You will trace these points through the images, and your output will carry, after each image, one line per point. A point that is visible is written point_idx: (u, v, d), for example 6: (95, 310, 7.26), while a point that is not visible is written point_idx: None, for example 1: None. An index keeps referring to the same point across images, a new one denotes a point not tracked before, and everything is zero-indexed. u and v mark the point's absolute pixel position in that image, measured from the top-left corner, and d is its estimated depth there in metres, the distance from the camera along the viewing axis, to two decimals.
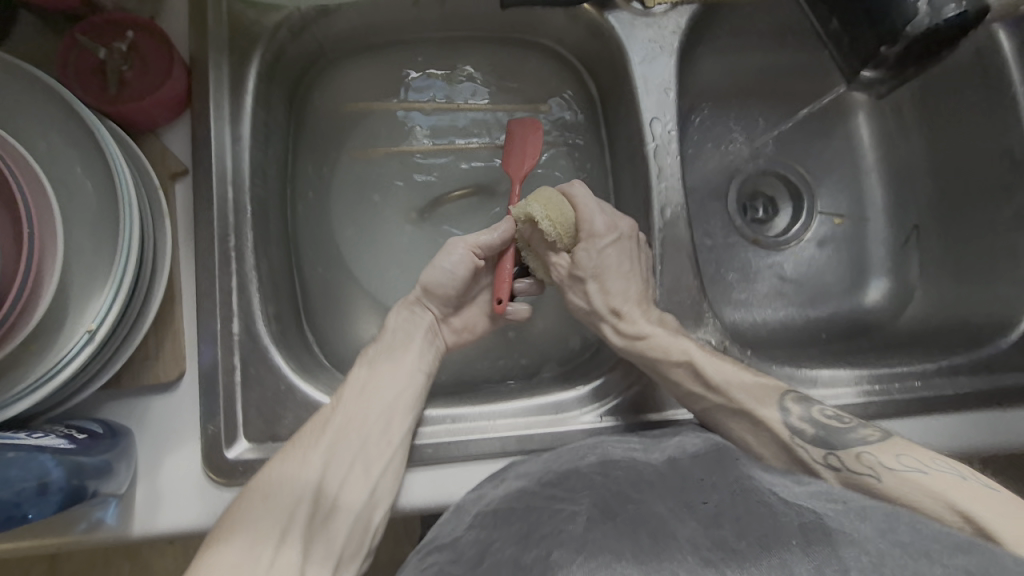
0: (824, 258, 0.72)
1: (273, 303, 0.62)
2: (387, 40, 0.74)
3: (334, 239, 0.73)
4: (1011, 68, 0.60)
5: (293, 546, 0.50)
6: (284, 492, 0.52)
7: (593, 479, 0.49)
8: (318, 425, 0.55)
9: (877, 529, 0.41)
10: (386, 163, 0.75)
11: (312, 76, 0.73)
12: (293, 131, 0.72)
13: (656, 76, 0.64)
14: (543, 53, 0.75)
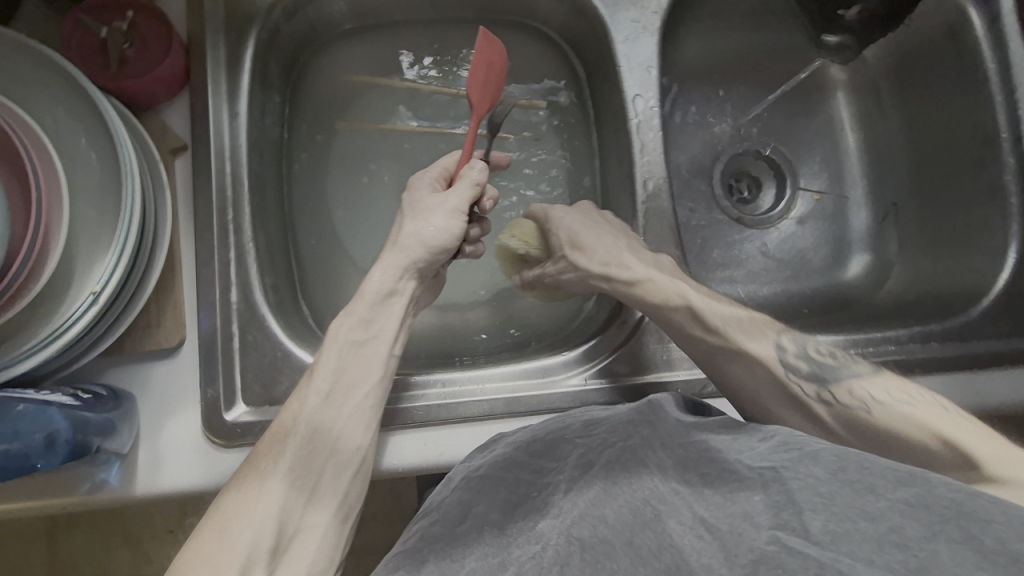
0: (809, 233, 0.74)
1: (269, 275, 0.65)
2: (377, 21, 0.77)
3: (329, 216, 0.75)
4: (984, 48, 0.60)
5: (263, 555, 0.46)
6: (247, 520, 0.47)
7: (576, 442, 0.49)
8: (279, 438, 0.51)
9: (829, 471, 0.41)
10: (380, 141, 0.78)
11: (306, 57, 0.76)
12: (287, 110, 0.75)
13: (639, 54, 0.66)
14: (532, 34, 0.76)
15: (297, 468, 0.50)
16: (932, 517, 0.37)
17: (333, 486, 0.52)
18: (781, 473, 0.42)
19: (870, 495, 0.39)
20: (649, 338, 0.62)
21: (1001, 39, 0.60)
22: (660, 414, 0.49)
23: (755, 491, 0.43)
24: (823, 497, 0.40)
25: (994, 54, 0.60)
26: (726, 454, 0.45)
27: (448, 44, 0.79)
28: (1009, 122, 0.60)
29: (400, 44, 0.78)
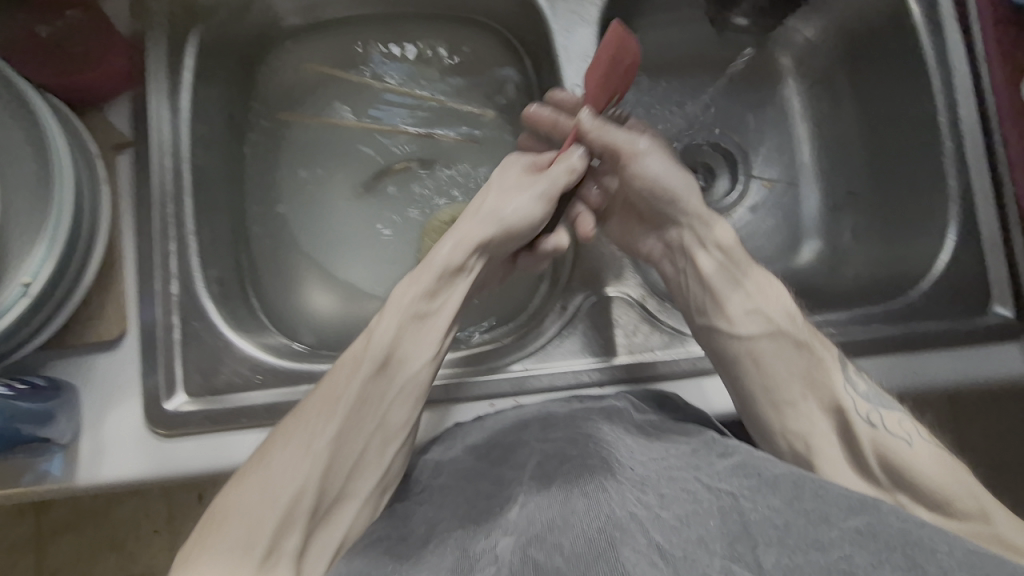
0: (762, 220, 0.73)
1: (214, 268, 0.64)
2: (335, 19, 0.76)
3: (278, 215, 0.73)
4: (921, 34, 0.64)
5: (294, 538, 0.43)
6: (289, 482, 0.44)
7: (532, 445, 0.50)
8: (327, 404, 0.48)
9: (785, 499, 0.42)
10: (333, 144, 0.76)
11: (258, 59, 0.73)
12: (240, 114, 0.72)
13: (576, 44, 0.66)
14: (485, 31, 0.76)
15: (343, 439, 0.47)
16: (878, 548, 0.39)
17: (376, 456, 0.49)
18: (739, 505, 0.43)
19: (824, 524, 0.41)
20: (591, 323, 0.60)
21: (937, 24, 0.63)
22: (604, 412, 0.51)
23: (713, 517, 0.43)
24: (777, 528, 0.41)
25: (931, 40, 0.63)
26: (685, 470, 0.46)
27: (404, 40, 0.77)
28: (946, 106, 0.63)
29: (362, 40, 0.77)
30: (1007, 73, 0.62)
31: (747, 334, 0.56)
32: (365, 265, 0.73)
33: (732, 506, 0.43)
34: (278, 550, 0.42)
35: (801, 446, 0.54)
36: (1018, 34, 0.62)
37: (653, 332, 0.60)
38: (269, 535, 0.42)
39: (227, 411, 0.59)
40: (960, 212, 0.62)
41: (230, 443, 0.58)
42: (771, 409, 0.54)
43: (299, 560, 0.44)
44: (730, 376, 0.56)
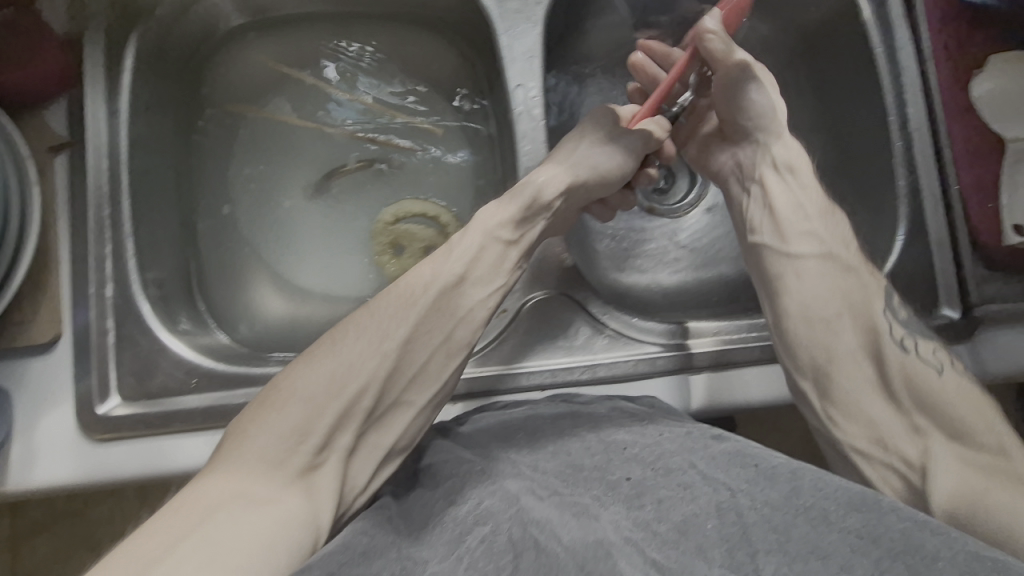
0: (718, 222, 0.72)
1: (155, 270, 0.62)
2: (284, 18, 0.74)
3: (222, 215, 0.71)
4: (873, 31, 0.63)
5: (347, 432, 0.44)
6: (355, 373, 0.45)
7: (516, 437, 0.48)
8: (404, 303, 0.49)
9: (782, 494, 0.40)
10: (282, 148, 0.74)
11: (202, 59, 0.72)
12: (187, 117, 0.71)
13: (521, 44, 0.62)
14: (433, 32, 0.74)
15: (411, 343, 0.48)
16: (879, 553, 0.36)
17: (438, 368, 0.49)
18: (738, 504, 0.40)
19: (824, 525, 0.38)
20: (525, 329, 0.58)
21: (889, 24, 0.63)
22: (592, 411, 0.50)
23: (709, 513, 0.40)
24: (776, 525, 0.38)
25: (881, 39, 0.63)
26: (681, 454, 0.44)
27: (356, 39, 0.75)
28: (895, 106, 0.62)
29: (310, 41, 0.75)
30: (954, 72, 0.62)
31: (796, 253, 0.55)
32: (318, 265, 0.72)
33: (730, 504, 0.40)
34: (330, 447, 0.43)
35: (823, 358, 0.51)
36: (970, 32, 0.62)
37: (596, 336, 0.57)
38: (326, 428, 0.43)
39: (163, 414, 0.56)
40: (909, 213, 0.60)
41: (168, 446, 0.56)
42: (808, 326, 0.52)
43: (345, 457, 0.44)
44: (770, 292, 0.55)
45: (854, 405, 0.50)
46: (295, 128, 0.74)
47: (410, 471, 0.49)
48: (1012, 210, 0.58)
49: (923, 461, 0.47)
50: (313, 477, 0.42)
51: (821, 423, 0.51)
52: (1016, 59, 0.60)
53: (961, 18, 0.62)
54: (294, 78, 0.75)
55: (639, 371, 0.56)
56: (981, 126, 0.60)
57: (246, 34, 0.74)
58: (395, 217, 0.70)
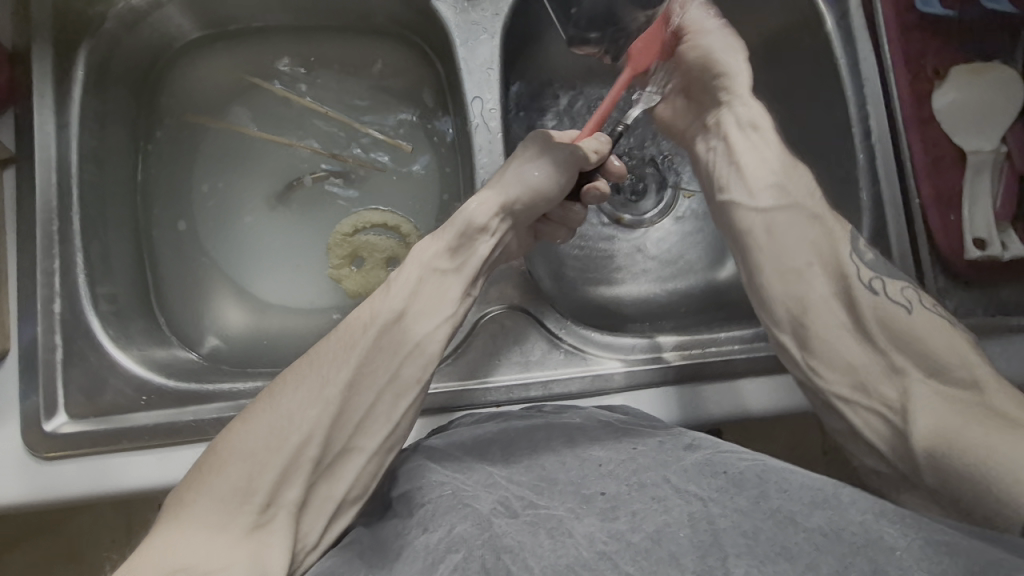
0: (684, 234, 0.73)
1: (108, 284, 0.61)
2: (242, 29, 0.72)
3: (175, 234, 0.70)
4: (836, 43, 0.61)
5: (294, 484, 0.43)
6: (295, 427, 0.44)
7: (490, 451, 0.48)
8: (346, 346, 0.48)
9: (752, 498, 0.41)
10: (243, 163, 0.73)
11: (158, 73, 0.71)
12: (142, 133, 0.70)
13: (477, 56, 0.63)
14: (395, 42, 0.73)
15: (356, 385, 0.47)
16: (841, 549, 0.37)
17: (387, 411, 0.48)
18: (709, 512, 0.40)
19: (792, 526, 0.38)
20: (483, 343, 0.57)
21: (850, 35, 0.61)
22: (578, 425, 0.49)
23: (682, 522, 0.40)
24: (743, 528, 0.39)
25: (846, 50, 0.61)
26: (655, 474, 0.44)
27: (317, 50, 0.74)
28: (858, 117, 0.61)
29: (272, 51, 0.73)
30: (915, 84, 0.60)
31: (765, 207, 0.55)
32: (283, 279, 0.71)
33: (703, 513, 0.40)
34: (278, 501, 0.42)
35: (797, 307, 0.52)
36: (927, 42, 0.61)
37: (553, 352, 0.57)
38: (269, 484, 0.42)
39: (113, 431, 0.56)
40: (871, 225, 0.59)
41: (115, 465, 0.55)
42: (781, 279, 0.53)
43: (297, 508, 0.43)
44: (744, 250, 0.56)
45: (830, 353, 0.50)
46: (257, 142, 0.73)
47: (385, 503, 0.48)
48: (974, 221, 0.58)
49: (902, 401, 0.48)
50: (260, 535, 0.41)
51: (802, 372, 0.51)
52: (976, 70, 0.60)
53: (922, 29, 0.61)
54: (252, 90, 0.74)
55: (597, 387, 0.56)
56: (942, 138, 0.60)
57: (205, 45, 0.72)
58: (354, 228, 0.70)
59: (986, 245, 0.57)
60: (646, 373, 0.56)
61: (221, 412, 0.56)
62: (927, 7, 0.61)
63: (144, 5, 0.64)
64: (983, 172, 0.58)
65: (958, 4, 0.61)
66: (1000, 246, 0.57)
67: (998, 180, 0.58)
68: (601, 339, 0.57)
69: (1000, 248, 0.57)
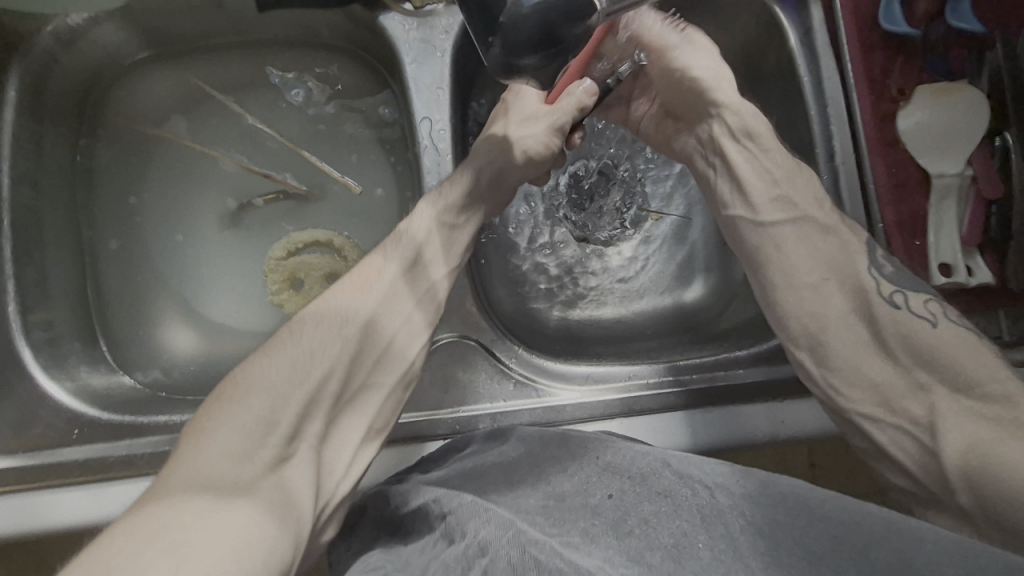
0: (653, 253, 0.69)
1: (43, 311, 0.58)
2: (185, 46, 0.69)
3: (112, 258, 0.66)
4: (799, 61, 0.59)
5: (316, 419, 0.42)
6: (316, 363, 0.43)
7: (491, 470, 0.46)
8: (359, 292, 0.47)
9: (758, 484, 0.41)
10: (190, 186, 0.69)
11: (99, 92, 0.67)
12: (84, 154, 0.66)
13: (426, 74, 0.60)
14: (347, 59, 0.69)
15: (375, 326, 0.46)
16: (863, 538, 0.37)
17: (402, 352, 0.48)
18: (719, 507, 0.40)
19: (806, 514, 0.39)
20: (437, 370, 0.56)
21: (813, 52, 0.58)
22: (582, 438, 0.47)
23: (696, 526, 0.39)
24: (757, 525, 0.39)
25: (809, 69, 0.58)
26: (653, 455, 0.44)
27: (266, 66, 0.70)
28: (822, 137, 0.58)
29: (214, 69, 0.70)
30: (878, 105, 0.58)
31: (770, 222, 0.53)
32: (229, 298, 0.67)
33: (712, 508, 0.40)
34: (302, 433, 0.40)
35: (815, 326, 0.50)
36: (888, 62, 0.58)
37: (504, 381, 0.56)
38: (295, 415, 0.40)
39: (41, 466, 0.54)
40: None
41: (41, 502, 0.51)
42: (798, 294, 0.51)
43: (318, 445, 0.41)
44: (755, 264, 0.54)
45: (852, 370, 0.49)
46: (208, 161, 0.70)
47: (396, 525, 0.44)
48: (939, 249, 0.55)
49: (931, 419, 0.46)
50: (288, 466, 0.38)
51: (823, 392, 0.50)
52: (942, 92, 0.57)
53: (885, 47, 0.58)
54: (198, 109, 0.70)
55: (548, 420, 0.54)
56: (906, 161, 0.57)
57: (151, 63, 0.69)
58: (290, 251, 0.67)
59: (952, 271, 0.55)
60: (598, 405, 0.54)
61: (154, 448, 0.53)
62: (891, 24, 0.58)
63: (82, 22, 0.61)
64: (949, 197, 0.56)
65: (924, 20, 0.58)
66: (966, 273, 0.55)
67: (963, 205, 0.56)
68: (554, 368, 0.56)
69: (966, 275, 0.55)
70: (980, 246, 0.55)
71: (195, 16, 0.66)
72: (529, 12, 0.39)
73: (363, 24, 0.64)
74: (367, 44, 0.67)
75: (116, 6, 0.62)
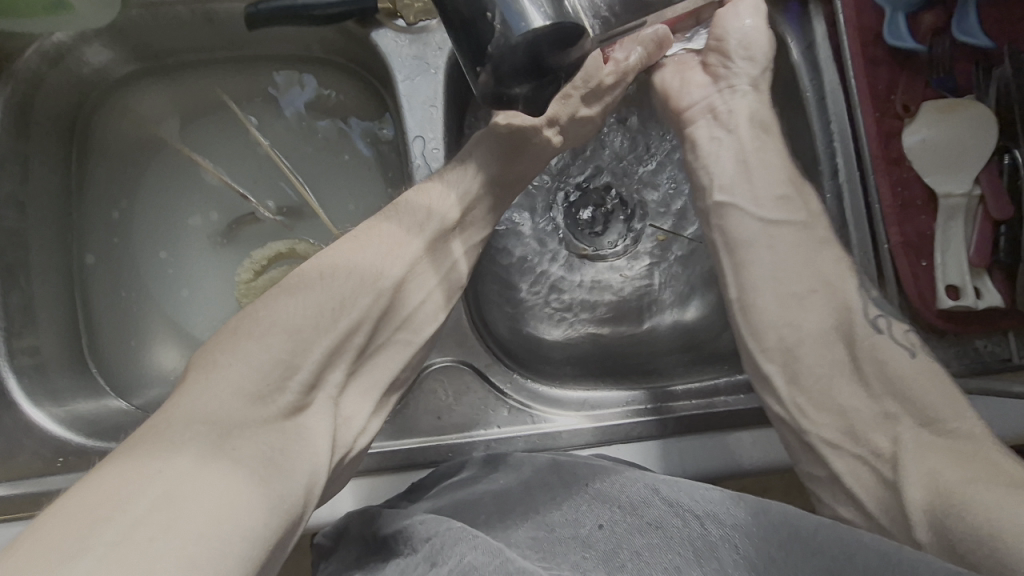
0: (653, 271, 0.67)
1: (29, 336, 0.56)
2: (178, 61, 0.68)
3: (102, 277, 0.65)
4: (802, 73, 0.59)
5: (339, 369, 0.42)
6: (346, 311, 0.43)
7: (485, 505, 0.45)
8: (394, 247, 0.47)
9: (750, 511, 0.38)
10: (180, 200, 0.68)
11: (90, 110, 0.66)
12: (75, 172, 0.65)
13: (419, 91, 0.59)
14: (343, 73, 0.68)
15: (401, 290, 0.47)
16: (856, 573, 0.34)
17: (425, 318, 0.48)
18: (710, 539, 0.38)
19: (804, 553, 0.36)
20: (430, 396, 0.55)
21: (817, 64, 0.58)
22: (574, 467, 0.45)
23: (690, 562, 0.37)
24: (751, 560, 0.37)
25: (813, 83, 0.58)
26: (642, 481, 0.42)
27: (259, 81, 0.69)
28: (826, 152, 0.58)
29: (209, 85, 0.69)
30: (882, 122, 0.56)
31: (772, 217, 0.52)
32: (221, 318, 0.66)
33: (704, 542, 0.38)
34: (317, 385, 0.41)
35: (790, 337, 0.49)
36: (893, 79, 0.57)
37: (500, 407, 0.54)
38: (314, 363, 0.41)
39: (29, 495, 0.53)
40: None
41: None
42: (768, 319, 0.50)
43: (338, 395, 0.42)
44: (737, 260, 0.52)
45: (822, 392, 0.48)
46: (196, 177, 0.69)
47: (378, 545, 0.42)
48: (946, 270, 0.54)
49: (894, 449, 0.44)
50: (304, 418, 0.39)
51: (787, 411, 0.48)
52: (948, 108, 0.55)
53: (889, 63, 0.57)
54: (191, 125, 0.69)
55: (544, 446, 0.53)
56: (911, 179, 0.56)
57: (145, 79, 0.68)
58: (256, 272, 0.65)
59: (959, 294, 0.53)
60: (596, 431, 0.53)
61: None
62: (897, 39, 0.56)
63: (68, 39, 0.60)
64: (956, 217, 0.54)
65: (928, 36, 0.56)
66: (974, 295, 0.53)
67: (972, 224, 0.54)
68: (551, 394, 0.55)
69: (973, 297, 0.53)
70: (989, 268, 0.54)
71: (186, 32, 0.64)
72: (518, 41, 0.37)
73: (357, 39, 0.62)
74: (362, 59, 0.65)
75: (105, 23, 0.61)
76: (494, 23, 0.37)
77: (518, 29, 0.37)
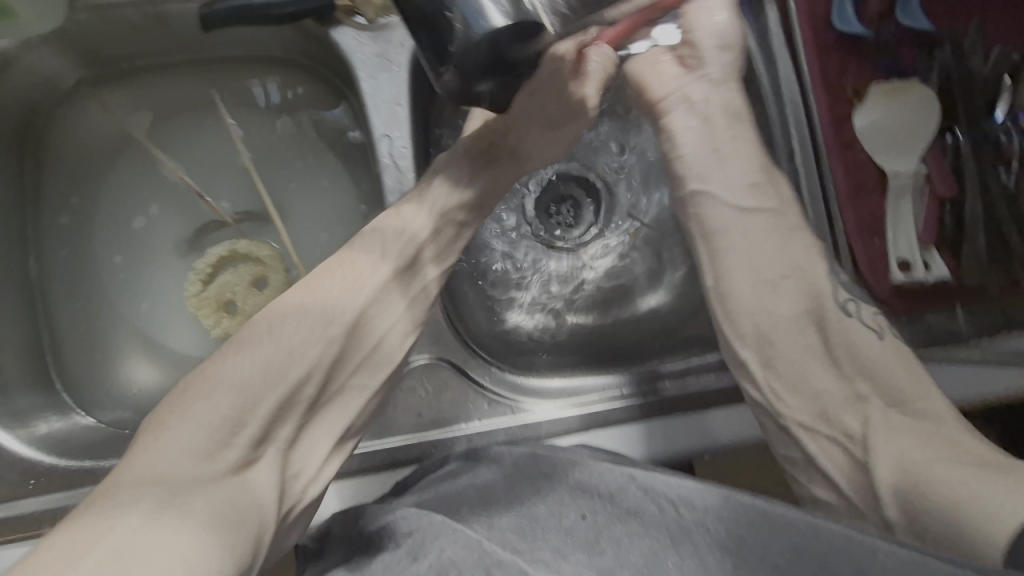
0: (620, 258, 0.68)
1: None
2: (132, 65, 0.66)
3: (64, 289, 0.63)
4: (759, 65, 0.60)
5: (289, 422, 0.42)
6: (296, 360, 0.43)
7: (466, 493, 0.46)
8: (337, 306, 0.46)
9: (721, 497, 0.40)
10: (143, 209, 0.67)
11: (41, 119, 0.64)
12: (27, 184, 0.63)
13: (382, 90, 0.59)
14: (302, 72, 0.67)
15: (348, 348, 0.46)
16: (821, 548, 0.35)
17: (377, 364, 0.48)
18: (682, 521, 0.39)
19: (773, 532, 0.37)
20: (407, 396, 0.55)
21: (772, 56, 0.60)
22: (552, 457, 0.47)
23: (665, 543, 0.38)
24: (722, 540, 0.38)
25: (768, 72, 0.60)
26: (618, 470, 0.44)
27: (219, 85, 0.68)
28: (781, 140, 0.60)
29: (168, 91, 0.68)
30: (835, 106, 0.58)
31: (747, 206, 0.54)
32: (188, 327, 0.65)
33: (680, 522, 0.39)
34: (269, 437, 0.41)
35: (765, 323, 0.52)
36: (845, 64, 0.59)
37: (477, 400, 0.55)
38: (262, 420, 0.41)
39: None
40: None
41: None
42: None
43: (290, 444, 0.43)
44: (713, 244, 0.55)
45: (781, 341, 0.52)
46: (159, 184, 0.68)
47: (361, 541, 0.43)
48: (897, 245, 0.57)
49: (865, 431, 0.47)
50: (254, 474, 0.39)
51: (764, 396, 0.51)
52: (895, 91, 0.58)
53: (840, 48, 0.59)
54: (149, 131, 0.68)
55: (524, 436, 0.54)
56: (864, 160, 0.58)
57: (95, 85, 0.66)
58: (204, 281, 0.65)
59: (910, 268, 0.56)
60: (573, 418, 0.54)
61: None
62: (844, 24, 0.58)
63: (12, 47, 0.57)
64: (905, 195, 0.57)
65: (874, 19, 0.58)
66: (922, 268, 0.56)
67: (921, 199, 0.57)
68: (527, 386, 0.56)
69: (922, 271, 0.56)
70: (937, 245, 0.56)
71: (138, 36, 0.62)
72: (479, 40, 0.37)
73: (315, 37, 0.62)
74: (321, 59, 0.64)
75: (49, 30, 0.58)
76: (455, 22, 0.38)
77: (478, 29, 0.37)
